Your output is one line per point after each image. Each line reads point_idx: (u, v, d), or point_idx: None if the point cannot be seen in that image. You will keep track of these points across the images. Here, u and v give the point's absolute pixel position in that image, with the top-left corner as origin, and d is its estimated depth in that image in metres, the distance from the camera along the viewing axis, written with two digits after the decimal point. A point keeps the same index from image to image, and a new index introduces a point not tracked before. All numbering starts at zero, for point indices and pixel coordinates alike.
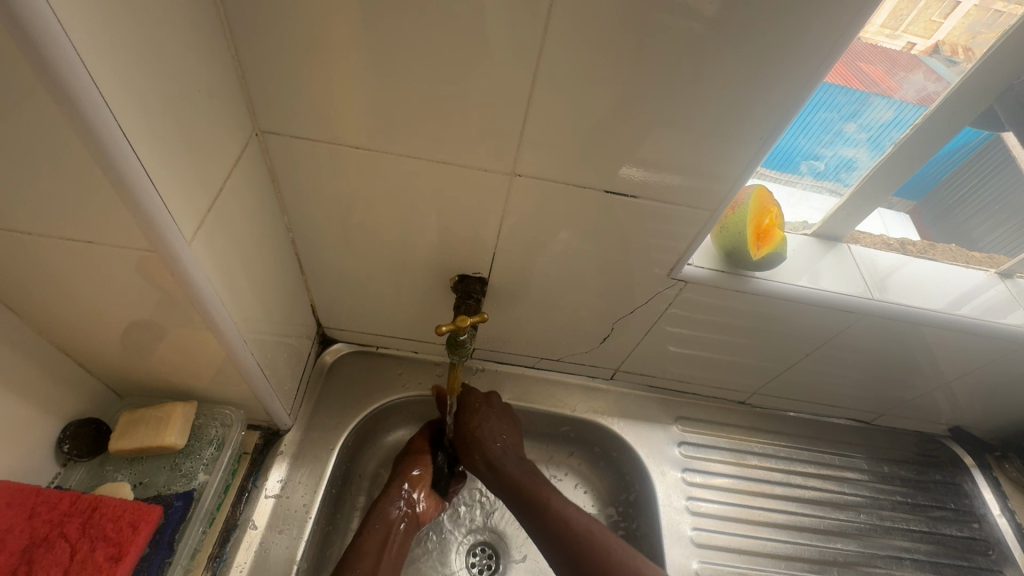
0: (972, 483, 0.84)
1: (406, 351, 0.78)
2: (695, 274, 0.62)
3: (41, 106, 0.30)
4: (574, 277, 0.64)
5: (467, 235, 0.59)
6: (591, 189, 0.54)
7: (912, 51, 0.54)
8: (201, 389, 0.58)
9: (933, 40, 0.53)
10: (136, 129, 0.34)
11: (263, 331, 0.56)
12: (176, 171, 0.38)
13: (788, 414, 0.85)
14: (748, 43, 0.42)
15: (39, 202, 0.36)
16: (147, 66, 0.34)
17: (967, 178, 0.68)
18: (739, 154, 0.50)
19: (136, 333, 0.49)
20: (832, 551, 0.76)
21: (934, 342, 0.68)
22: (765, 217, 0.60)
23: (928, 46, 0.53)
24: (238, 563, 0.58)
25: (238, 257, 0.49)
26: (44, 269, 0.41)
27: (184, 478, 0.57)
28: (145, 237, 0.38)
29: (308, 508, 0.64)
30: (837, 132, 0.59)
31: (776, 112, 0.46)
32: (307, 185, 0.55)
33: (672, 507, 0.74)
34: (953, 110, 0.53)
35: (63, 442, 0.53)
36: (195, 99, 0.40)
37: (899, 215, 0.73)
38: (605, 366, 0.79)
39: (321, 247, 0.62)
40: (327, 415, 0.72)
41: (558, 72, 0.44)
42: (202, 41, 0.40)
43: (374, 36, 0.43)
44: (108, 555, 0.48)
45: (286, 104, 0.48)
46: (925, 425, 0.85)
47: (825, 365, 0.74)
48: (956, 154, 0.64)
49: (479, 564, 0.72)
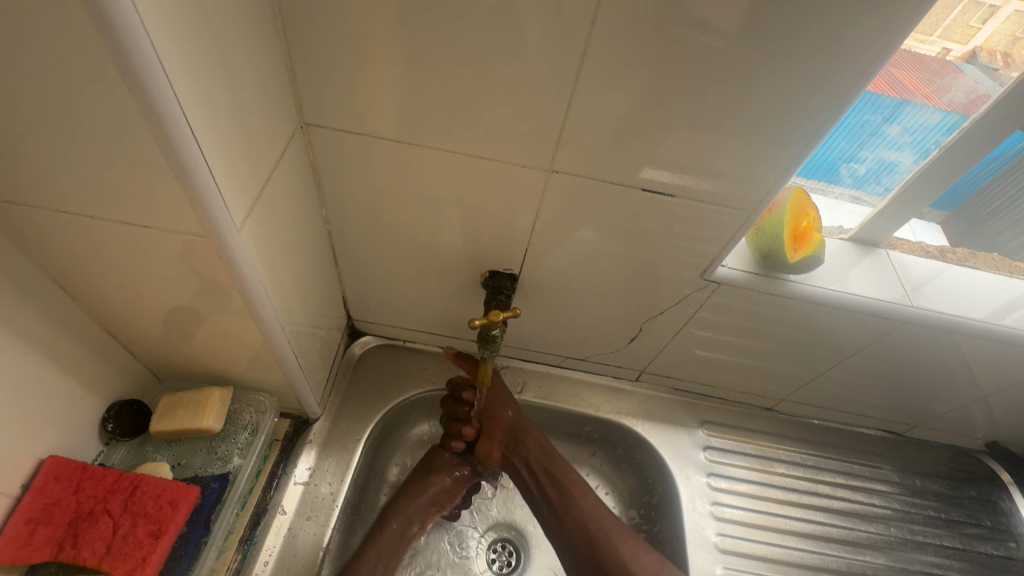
0: (1010, 500, 0.80)
1: (432, 346, 0.79)
2: (729, 275, 0.61)
3: (114, 93, 0.31)
4: (604, 276, 0.64)
5: (500, 232, 0.60)
6: (627, 188, 0.53)
7: (948, 57, 0.53)
8: (237, 375, 0.60)
9: (970, 46, 0.52)
10: (198, 119, 0.35)
11: (299, 321, 0.58)
12: (230, 161, 0.39)
13: (814, 422, 0.84)
14: (798, 43, 0.41)
15: (100, 186, 0.37)
16: (207, 60, 0.35)
17: (1000, 192, 0.65)
18: (783, 155, 0.49)
19: (180, 318, 0.51)
20: (861, 563, 0.74)
21: (974, 353, 0.66)
22: (802, 220, 0.59)
23: (964, 52, 0.52)
24: (268, 547, 0.60)
25: (279, 247, 0.50)
26: (100, 252, 0.43)
27: (220, 461, 0.58)
28: (199, 224, 0.39)
29: (334, 497, 0.65)
30: (879, 135, 0.58)
31: (819, 115, 0.45)
32: (346, 179, 0.56)
33: (696, 511, 0.74)
34: (999, 117, 0.52)
35: (108, 421, 0.55)
36: (249, 92, 0.41)
37: (931, 225, 0.72)
38: (630, 367, 0.78)
39: (354, 239, 0.63)
40: (354, 406, 0.73)
41: (602, 69, 0.44)
42: (256, 34, 0.41)
43: (419, 32, 0.43)
44: (149, 532, 0.49)
45: (331, 99, 0.49)
46: (960, 439, 0.83)
47: (858, 373, 0.72)
48: (989, 165, 0.62)
49: (499, 560, 0.73)
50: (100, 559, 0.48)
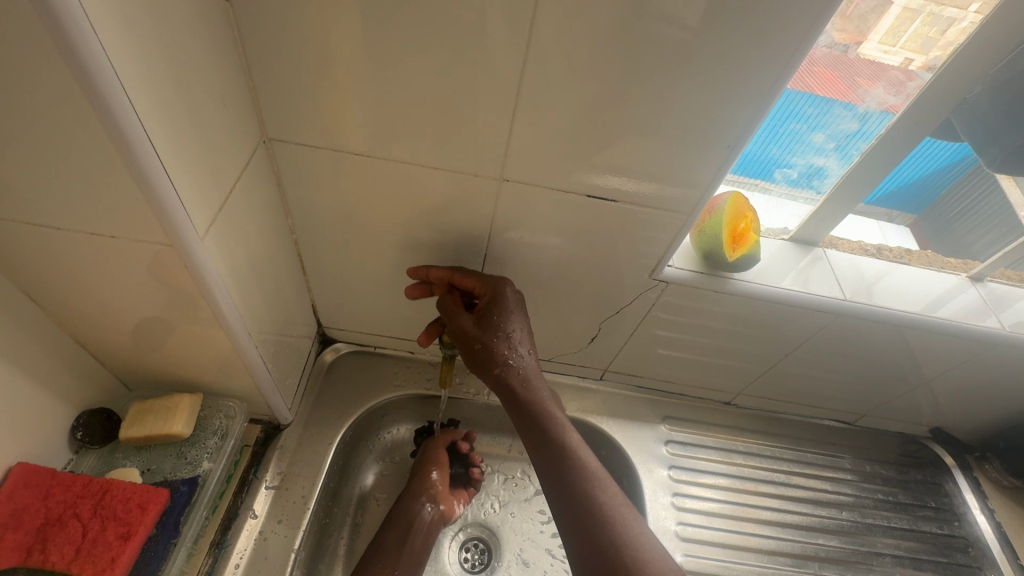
0: (953, 483, 0.86)
1: (402, 351, 0.81)
2: (676, 275, 0.65)
3: (79, 111, 0.34)
4: (561, 278, 0.67)
5: (461, 238, 0.63)
6: (575, 194, 0.57)
7: (911, 68, 0.56)
8: (206, 381, 0.61)
9: (931, 57, 0.54)
10: (160, 135, 0.38)
11: (267, 328, 0.60)
12: (192, 173, 0.42)
13: (773, 415, 0.88)
14: (713, 61, 0.46)
15: (67, 200, 0.39)
16: (168, 79, 0.38)
17: (960, 197, 0.71)
18: (711, 161, 0.53)
19: (150, 327, 0.52)
20: (815, 546, 0.78)
21: (910, 342, 0.71)
22: (741, 221, 0.63)
23: (927, 63, 0.54)
24: (238, 551, 0.61)
25: (245, 255, 0.52)
26: (68, 261, 0.45)
27: (190, 466, 0.59)
28: (165, 233, 0.41)
29: (306, 500, 0.66)
30: (807, 142, 0.63)
31: (740, 123, 0.50)
32: (310, 190, 0.58)
33: (658, 503, 0.77)
34: (910, 125, 0.57)
35: (77, 429, 0.56)
36: (210, 108, 0.44)
37: (896, 228, 0.76)
38: (594, 366, 0.82)
39: (321, 248, 0.65)
40: (325, 411, 0.75)
41: (543, 85, 0.48)
42: (217, 55, 0.44)
43: (373, 53, 0.47)
44: (117, 534, 0.51)
45: (292, 114, 0.52)
46: (906, 426, 0.87)
47: (805, 366, 0.77)
48: (947, 172, 0.68)
49: (471, 559, 0.75)
50: (69, 562, 0.49)
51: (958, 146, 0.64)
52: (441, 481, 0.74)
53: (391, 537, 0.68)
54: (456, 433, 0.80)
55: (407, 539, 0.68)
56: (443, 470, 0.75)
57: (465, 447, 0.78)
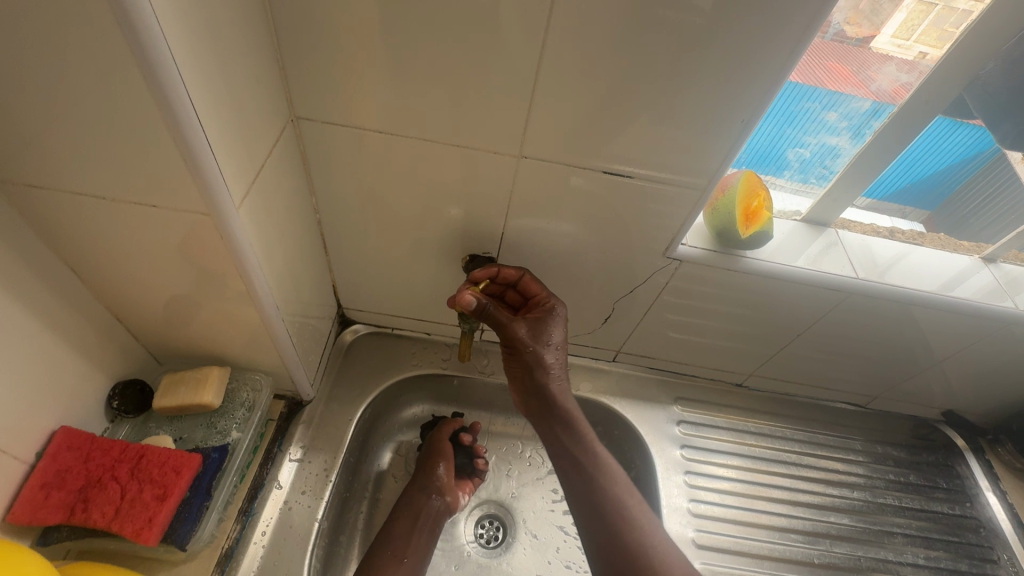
0: (966, 466, 0.86)
1: (418, 333, 0.83)
2: (690, 253, 0.66)
3: (127, 82, 0.35)
4: (577, 258, 0.68)
5: (479, 217, 0.64)
6: (593, 172, 0.58)
7: (926, 62, 0.56)
8: (233, 355, 0.63)
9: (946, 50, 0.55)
10: (201, 108, 0.39)
11: (292, 304, 0.62)
12: (229, 146, 0.43)
13: (784, 397, 0.88)
14: (732, 38, 0.46)
15: (112, 171, 0.41)
16: (207, 55, 0.39)
17: (976, 191, 0.71)
18: (729, 138, 0.54)
19: (182, 300, 0.54)
20: (826, 524, 0.79)
21: (924, 322, 0.71)
22: (754, 200, 0.64)
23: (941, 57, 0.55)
24: (265, 518, 0.63)
25: (274, 231, 0.54)
26: (109, 232, 0.47)
27: (219, 435, 0.62)
28: (203, 203, 0.43)
29: (328, 472, 0.69)
30: (820, 121, 0.63)
31: (759, 99, 0.51)
32: (333, 169, 0.60)
33: (670, 481, 0.78)
34: (922, 102, 0.57)
35: (113, 398, 0.59)
36: (244, 86, 0.45)
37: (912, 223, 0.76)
38: (607, 347, 0.83)
39: (342, 227, 0.67)
40: (345, 389, 0.77)
41: (564, 62, 0.49)
42: (250, 34, 0.46)
43: (398, 32, 0.48)
44: (154, 495, 0.53)
45: (319, 94, 0.53)
46: (919, 409, 0.88)
47: (817, 347, 0.78)
48: (966, 164, 0.68)
49: (486, 535, 0.77)
50: (110, 520, 0.51)
51: (980, 133, 0.64)
52: (446, 475, 0.75)
53: (400, 528, 0.70)
54: (459, 424, 0.81)
55: (414, 531, 0.70)
56: (448, 464, 0.75)
57: (468, 438, 0.79)
